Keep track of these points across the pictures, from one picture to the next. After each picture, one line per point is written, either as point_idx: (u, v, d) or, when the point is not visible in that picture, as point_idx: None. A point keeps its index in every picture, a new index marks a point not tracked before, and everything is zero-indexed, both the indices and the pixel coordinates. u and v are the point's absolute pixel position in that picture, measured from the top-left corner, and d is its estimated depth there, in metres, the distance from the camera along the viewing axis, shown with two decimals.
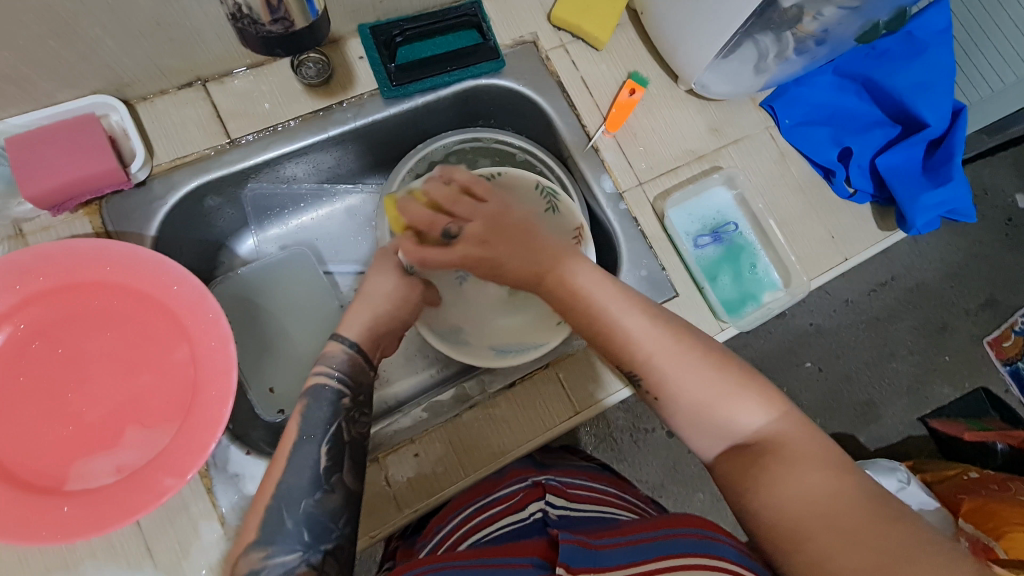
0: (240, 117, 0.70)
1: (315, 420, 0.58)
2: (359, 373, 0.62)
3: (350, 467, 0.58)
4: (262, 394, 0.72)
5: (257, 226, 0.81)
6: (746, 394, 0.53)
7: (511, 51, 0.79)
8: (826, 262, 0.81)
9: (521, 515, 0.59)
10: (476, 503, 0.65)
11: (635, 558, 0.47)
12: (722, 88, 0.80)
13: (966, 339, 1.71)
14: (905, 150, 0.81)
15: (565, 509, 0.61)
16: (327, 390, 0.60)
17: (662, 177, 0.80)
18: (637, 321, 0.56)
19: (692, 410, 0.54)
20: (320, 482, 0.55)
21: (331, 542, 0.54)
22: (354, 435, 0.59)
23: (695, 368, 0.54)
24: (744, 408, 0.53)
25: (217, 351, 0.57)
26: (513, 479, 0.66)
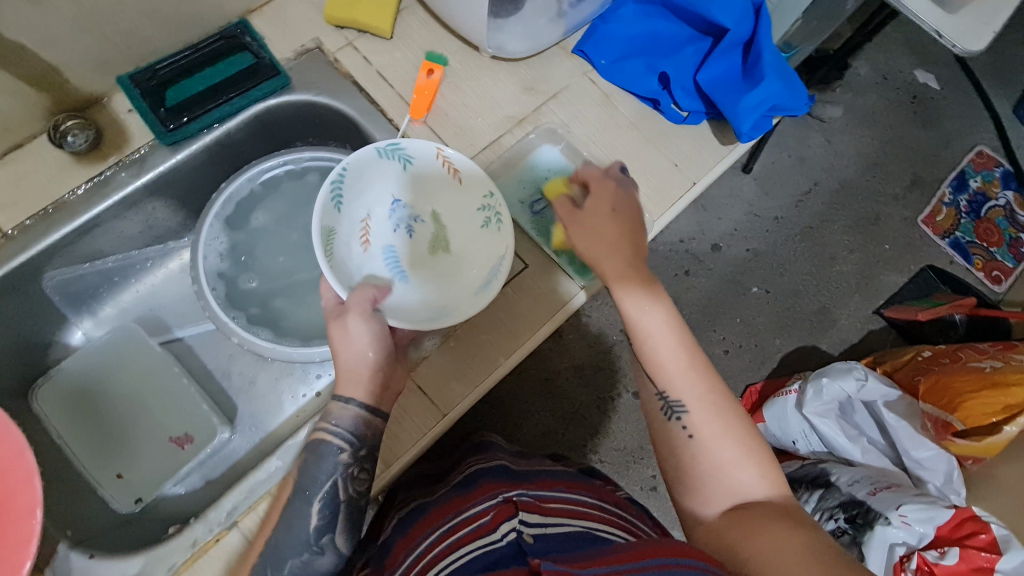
0: (11, 207, 0.65)
1: (311, 476, 0.58)
2: (364, 429, 0.59)
3: (342, 526, 0.59)
4: (111, 482, 0.69)
5: (82, 313, 0.76)
6: (760, 464, 0.57)
7: (296, 62, 0.75)
8: (674, 191, 0.78)
9: (493, 537, 0.58)
10: (445, 526, 0.64)
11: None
12: (520, 45, 0.77)
13: (901, 223, 1.71)
14: (720, 60, 0.78)
15: (541, 528, 0.59)
16: (331, 446, 0.59)
17: (486, 151, 0.76)
18: (676, 351, 0.60)
19: (709, 461, 0.58)
20: (311, 544, 0.57)
21: None
22: (352, 494, 0.59)
23: (726, 423, 0.58)
24: (755, 472, 0.57)
25: (13, 462, 0.53)
26: (484, 496, 0.65)
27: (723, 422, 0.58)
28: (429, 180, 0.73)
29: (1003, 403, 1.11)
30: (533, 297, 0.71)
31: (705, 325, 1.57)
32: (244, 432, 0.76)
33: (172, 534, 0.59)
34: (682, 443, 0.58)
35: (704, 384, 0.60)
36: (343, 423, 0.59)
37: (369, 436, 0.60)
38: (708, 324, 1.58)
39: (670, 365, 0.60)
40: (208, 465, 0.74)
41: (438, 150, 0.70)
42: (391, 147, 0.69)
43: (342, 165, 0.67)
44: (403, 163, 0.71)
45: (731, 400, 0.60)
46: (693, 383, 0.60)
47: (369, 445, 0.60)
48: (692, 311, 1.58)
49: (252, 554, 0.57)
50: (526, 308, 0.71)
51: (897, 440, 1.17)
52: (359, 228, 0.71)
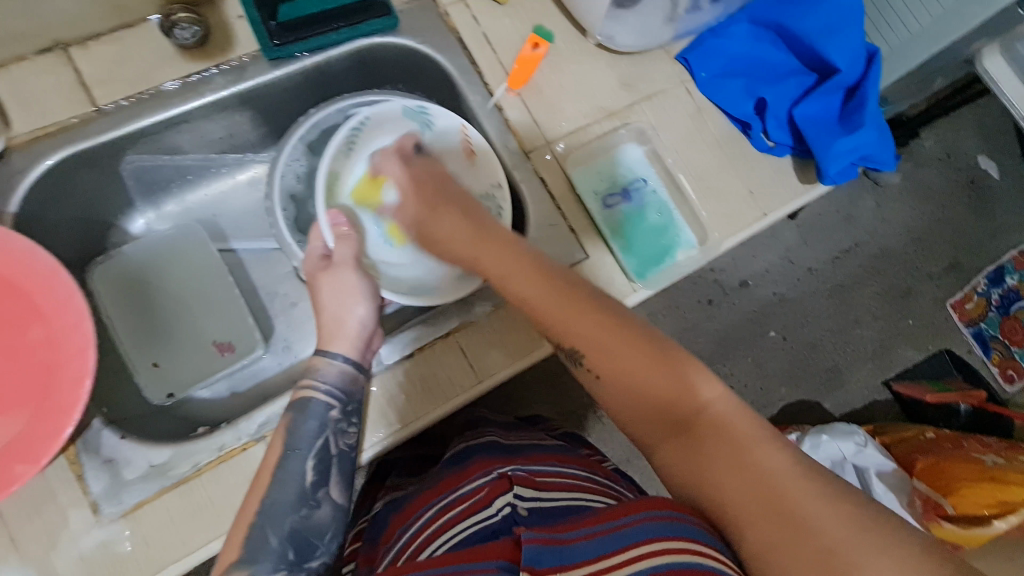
0: (110, 84, 0.65)
1: (299, 434, 0.59)
2: (349, 383, 0.62)
3: (336, 481, 0.59)
4: (146, 369, 0.70)
5: (147, 203, 0.77)
6: (679, 372, 0.49)
7: (408, 7, 0.75)
8: (745, 219, 0.78)
9: (489, 512, 0.58)
10: (438, 504, 0.64)
11: (601, 552, 0.44)
12: (629, 39, 0.76)
13: (930, 303, 1.70)
14: (821, 99, 0.78)
15: (536, 502, 0.59)
16: (315, 401, 0.60)
17: (571, 136, 0.76)
18: (541, 289, 0.53)
19: (622, 389, 0.50)
20: (308, 497, 0.57)
21: (314, 559, 0.56)
22: (341, 448, 0.60)
23: (627, 349, 0.50)
24: (677, 384, 0.48)
25: (73, 329, 0.54)
26: (478, 473, 0.65)
27: (626, 342, 0.50)
28: (443, 151, 0.78)
29: (997, 498, 1.11)
30: None
31: (717, 358, 1.57)
32: (275, 353, 0.77)
33: (201, 435, 0.60)
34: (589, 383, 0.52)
35: (582, 315, 0.51)
36: (330, 377, 0.61)
37: (354, 392, 0.62)
38: (719, 357, 1.58)
39: (552, 308, 0.52)
40: (236, 377, 0.75)
41: (462, 128, 0.74)
42: (415, 110, 0.74)
43: (365, 114, 0.74)
44: (422, 127, 0.75)
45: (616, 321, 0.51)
46: (569, 315, 0.52)
47: (357, 401, 0.62)
48: (706, 341, 1.58)
49: (244, 515, 0.55)
50: None
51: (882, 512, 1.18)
52: (364, 175, 0.79)
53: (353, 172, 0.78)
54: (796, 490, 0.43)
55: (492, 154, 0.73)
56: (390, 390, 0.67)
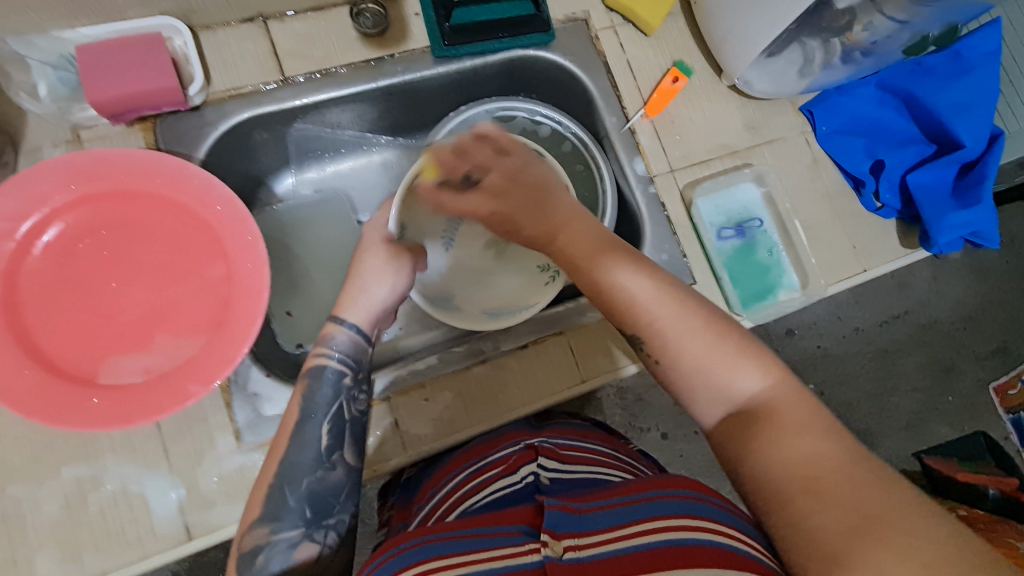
0: (297, 58, 0.72)
1: (316, 400, 0.57)
2: (359, 352, 0.61)
3: (352, 445, 0.58)
4: (280, 316, 0.77)
5: (297, 167, 0.83)
6: (744, 359, 0.48)
7: (563, 26, 0.80)
8: (846, 271, 0.81)
9: (512, 479, 0.58)
10: (470, 468, 0.63)
11: (617, 521, 0.46)
12: (765, 86, 0.81)
13: (972, 384, 1.64)
14: (936, 169, 0.82)
15: (557, 472, 0.59)
16: (329, 369, 0.58)
17: (694, 167, 0.81)
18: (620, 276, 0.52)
19: (684, 378, 0.49)
20: (322, 460, 0.55)
21: (333, 516, 0.54)
22: (355, 414, 0.59)
23: (691, 340, 0.49)
24: (740, 372, 0.47)
25: (251, 273, 0.60)
26: (507, 443, 0.64)
27: (692, 330, 0.49)
28: None
29: None
30: None
31: None
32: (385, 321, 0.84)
33: None
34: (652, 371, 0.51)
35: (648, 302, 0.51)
36: (343, 346, 0.59)
37: (361, 359, 0.61)
38: None
39: (630, 300, 0.51)
40: None
41: None
42: None
43: None
44: None
45: (686, 315, 0.49)
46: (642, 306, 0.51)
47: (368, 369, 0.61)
48: None
49: (263, 479, 0.54)
50: None
51: None
52: None
53: None
54: (843, 480, 0.40)
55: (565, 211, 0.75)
56: (505, 375, 0.71)
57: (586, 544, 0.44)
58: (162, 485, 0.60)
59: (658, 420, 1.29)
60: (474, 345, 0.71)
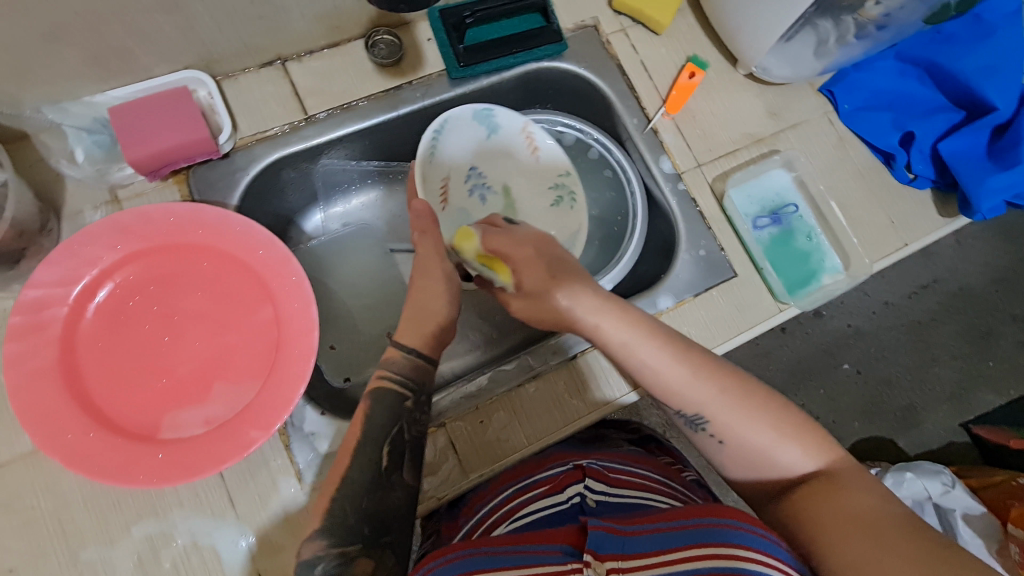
0: (318, 95, 0.73)
1: (377, 422, 0.58)
2: (422, 373, 0.61)
3: (410, 464, 0.58)
4: (324, 350, 0.77)
5: (325, 203, 0.84)
6: (800, 439, 0.56)
7: (574, 34, 0.80)
8: (887, 247, 0.80)
9: (559, 498, 0.60)
10: (514, 487, 0.65)
11: (662, 546, 0.48)
12: (784, 71, 0.81)
13: (1013, 347, 1.59)
14: (969, 135, 0.80)
15: (605, 495, 0.60)
16: (391, 394, 0.59)
17: (721, 160, 0.80)
18: (671, 366, 0.58)
19: (748, 453, 0.56)
20: (383, 481, 0.56)
21: (390, 535, 0.56)
22: (416, 435, 0.59)
23: (754, 420, 0.56)
24: (797, 450, 0.55)
25: (300, 313, 0.60)
26: (553, 464, 0.66)
27: (750, 416, 0.56)
28: (506, 152, 0.82)
29: None
30: (736, 305, 0.75)
31: (789, 388, 1.48)
32: None
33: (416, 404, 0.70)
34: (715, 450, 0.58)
35: (712, 385, 0.57)
36: (403, 370, 0.60)
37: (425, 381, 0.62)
38: (791, 387, 1.49)
39: (679, 383, 0.57)
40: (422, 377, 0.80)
41: (525, 125, 0.80)
42: (483, 113, 0.77)
43: (444, 119, 0.73)
44: (488, 132, 0.79)
45: (751, 393, 0.57)
46: (705, 390, 0.57)
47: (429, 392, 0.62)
48: (778, 370, 1.50)
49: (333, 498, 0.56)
50: (727, 314, 0.74)
51: None
52: (441, 183, 0.77)
53: (432, 180, 0.76)
54: (883, 524, 0.48)
55: (558, 146, 0.82)
56: (557, 388, 0.70)
57: (628, 569, 0.47)
58: (232, 534, 0.59)
59: None
60: (523, 360, 0.71)
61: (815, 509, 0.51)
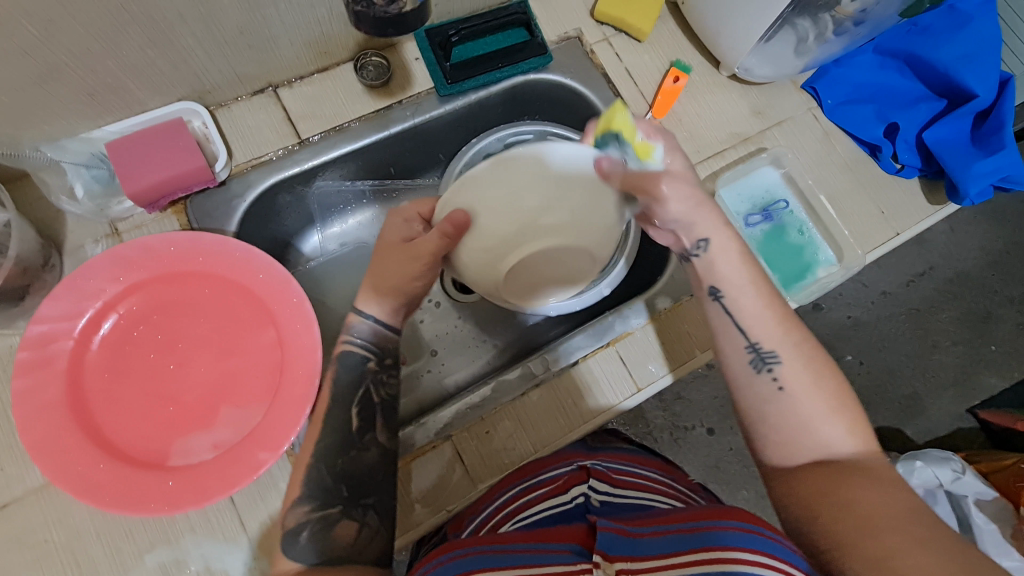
0: (310, 119, 0.74)
1: (344, 385, 0.60)
2: (383, 339, 0.62)
3: (382, 425, 0.61)
4: None
5: (322, 225, 0.85)
6: (848, 417, 0.54)
7: (558, 46, 0.82)
8: (878, 237, 0.81)
9: (564, 498, 0.60)
10: (522, 484, 0.64)
11: (671, 548, 0.48)
12: (765, 70, 0.82)
13: (1013, 329, 1.59)
14: (952, 123, 0.81)
15: (609, 496, 0.60)
16: (354, 355, 0.61)
17: (711, 160, 0.81)
18: (755, 305, 0.57)
19: (792, 420, 0.55)
20: (355, 441, 0.58)
21: (370, 496, 0.57)
22: (383, 397, 0.62)
23: (816, 389, 0.55)
24: (842, 427, 0.54)
25: (302, 333, 0.60)
26: (559, 462, 0.66)
27: (812, 380, 0.55)
28: None
29: None
30: None
31: None
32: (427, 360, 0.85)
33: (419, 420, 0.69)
34: (771, 396, 0.55)
35: (794, 335, 0.57)
36: (366, 335, 0.61)
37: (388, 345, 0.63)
38: None
39: (752, 319, 0.57)
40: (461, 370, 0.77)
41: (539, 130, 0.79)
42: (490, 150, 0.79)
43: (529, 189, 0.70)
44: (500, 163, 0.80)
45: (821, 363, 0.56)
46: (780, 331, 0.57)
47: (395, 356, 0.64)
48: None
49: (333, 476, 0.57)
50: None
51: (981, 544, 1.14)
52: None
53: None
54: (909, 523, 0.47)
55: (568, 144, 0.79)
56: (560, 396, 0.71)
57: (640, 570, 0.47)
58: (243, 557, 0.59)
59: (703, 416, 1.27)
60: (525, 369, 0.71)
61: (837, 494, 0.50)
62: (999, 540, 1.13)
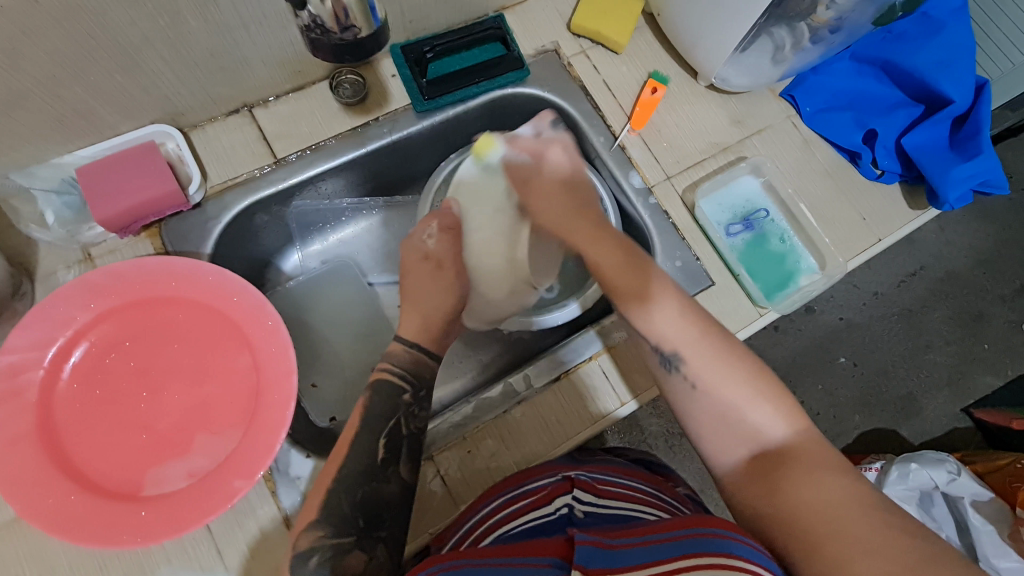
0: (285, 138, 0.74)
1: (375, 412, 0.62)
2: (420, 369, 0.67)
3: (406, 458, 0.61)
4: (305, 388, 0.76)
5: (301, 243, 0.84)
6: (771, 400, 0.55)
7: (535, 60, 0.82)
8: (859, 244, 0.81)
9: (546, 510, 0.57)
10: (502, 497, 0.61)
11: (651, 558, 0.45)
12: (741, 81, 0.82)
13: (1005, 327, 1.58)
14: (930, 129, 0.81)
15: (593, 506, 0.57)
16: (390, 383, 0.65)
17: (689, 170, 0.81)
18: (668, 320, 0.61)
19: (720, 409, 0.56)
20: (377, 473, 0.59)
21: (383, 530, 0.57)
22: (412, 428, 0.63)
23: (731, 375, 0.57)
24: (768, 409, 0.55)
25: (278, 357, 0.60)
26: (545, 473, 0.62)
27: (728, 371, 0.57)
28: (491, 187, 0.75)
29: None
30: (716, 314, 0.75)
31: (787, 385, 1.48)
32: None
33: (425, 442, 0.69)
34: (686, 394, 0.58)
35: (696, 330, 0.60)
36: (403, 362, 0.67)
37: (425, 379, 0.68)
38: (788, 385, 1.49)
39: (674, 340, 0.60)
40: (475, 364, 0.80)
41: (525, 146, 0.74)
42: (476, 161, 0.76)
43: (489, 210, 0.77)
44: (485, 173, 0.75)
45: (732, 350, 0.58)
46: (695, 335, 0.60)
47: (427, 388, 0.67)
48: (774, 368, 1.51)
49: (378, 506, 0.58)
50: None
51: (979, 544, 1.13)
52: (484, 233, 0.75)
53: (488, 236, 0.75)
54: (855, 519, 0.46)
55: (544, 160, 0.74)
56: (543, 411, 0.70)
57: None
58: None
59: None
60: (508, 386, 0.71)
61: (790, 493, 0.49)
62: (997, 541, 1.12)
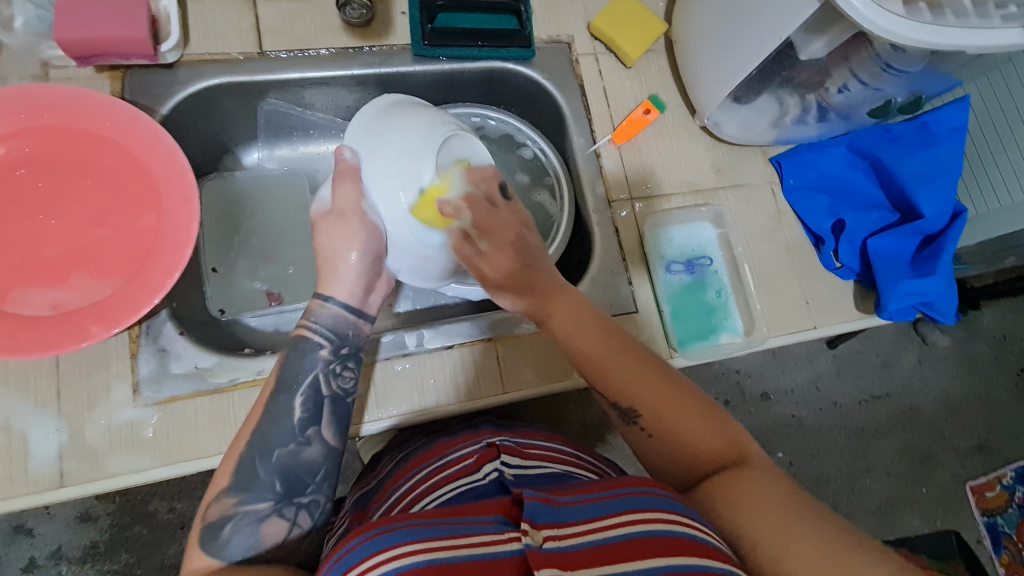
0: (276, 34, 0.74)
1: (295, 372, 0.59)
2: (342, 327, 0.62)
3: (329, 422, 0.59)
4: (205, 270, 0.76)
5: (265, 142, 0.84)
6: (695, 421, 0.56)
7: (545, 45, 0.82)
8: (793, 324, 0.79)
9: (475, 476, 0.56)
10: (428, 468, 0.60)
11: (592, 513, 0.43)
12: (734, 130, 0.82)
13: (949, 478, 1.53)
14: (897, 237, 0.81)
15: (522, 469, 0.57)
16: (312, 343, 0.60)
17: (654, 200, 0.81)
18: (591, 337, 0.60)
19: (660, 442, 0.56)
20: (296, 434, 0.56)
21: (306, 496, 0.56)
22: (333, 391, 0.60)
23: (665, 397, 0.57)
24: (696, 431, 0.55)
25: (181, 225, 0.59)
26: (469, 441, 0.62)
27: (657, 390, 0.57)
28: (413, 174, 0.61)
29: None
30: None
31: None
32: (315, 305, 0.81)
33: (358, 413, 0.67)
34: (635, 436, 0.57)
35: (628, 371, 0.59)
36: (322, 319, 0.61)
37: (349, 336, 0.62)
38: None
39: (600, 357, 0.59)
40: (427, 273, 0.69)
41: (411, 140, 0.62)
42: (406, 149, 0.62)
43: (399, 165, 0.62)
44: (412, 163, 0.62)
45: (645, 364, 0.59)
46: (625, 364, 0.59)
47: (351, 346, 0.62)
48: None
49: (237, 444, 0.55)
50: None
51: None
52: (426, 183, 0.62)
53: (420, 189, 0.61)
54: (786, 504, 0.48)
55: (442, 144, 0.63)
56: (423, 371, 0.70)
57: (565, 537, 0.41)
58: (48, 426, 0.58)
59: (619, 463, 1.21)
60: (399, 337, 0.70)
61: (729, 498, 0.49)
62: None
